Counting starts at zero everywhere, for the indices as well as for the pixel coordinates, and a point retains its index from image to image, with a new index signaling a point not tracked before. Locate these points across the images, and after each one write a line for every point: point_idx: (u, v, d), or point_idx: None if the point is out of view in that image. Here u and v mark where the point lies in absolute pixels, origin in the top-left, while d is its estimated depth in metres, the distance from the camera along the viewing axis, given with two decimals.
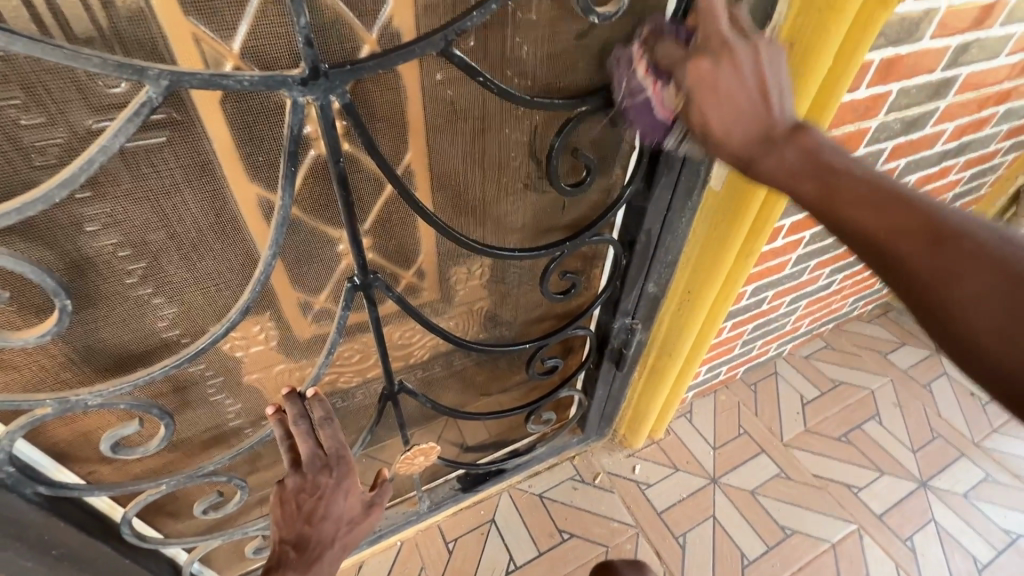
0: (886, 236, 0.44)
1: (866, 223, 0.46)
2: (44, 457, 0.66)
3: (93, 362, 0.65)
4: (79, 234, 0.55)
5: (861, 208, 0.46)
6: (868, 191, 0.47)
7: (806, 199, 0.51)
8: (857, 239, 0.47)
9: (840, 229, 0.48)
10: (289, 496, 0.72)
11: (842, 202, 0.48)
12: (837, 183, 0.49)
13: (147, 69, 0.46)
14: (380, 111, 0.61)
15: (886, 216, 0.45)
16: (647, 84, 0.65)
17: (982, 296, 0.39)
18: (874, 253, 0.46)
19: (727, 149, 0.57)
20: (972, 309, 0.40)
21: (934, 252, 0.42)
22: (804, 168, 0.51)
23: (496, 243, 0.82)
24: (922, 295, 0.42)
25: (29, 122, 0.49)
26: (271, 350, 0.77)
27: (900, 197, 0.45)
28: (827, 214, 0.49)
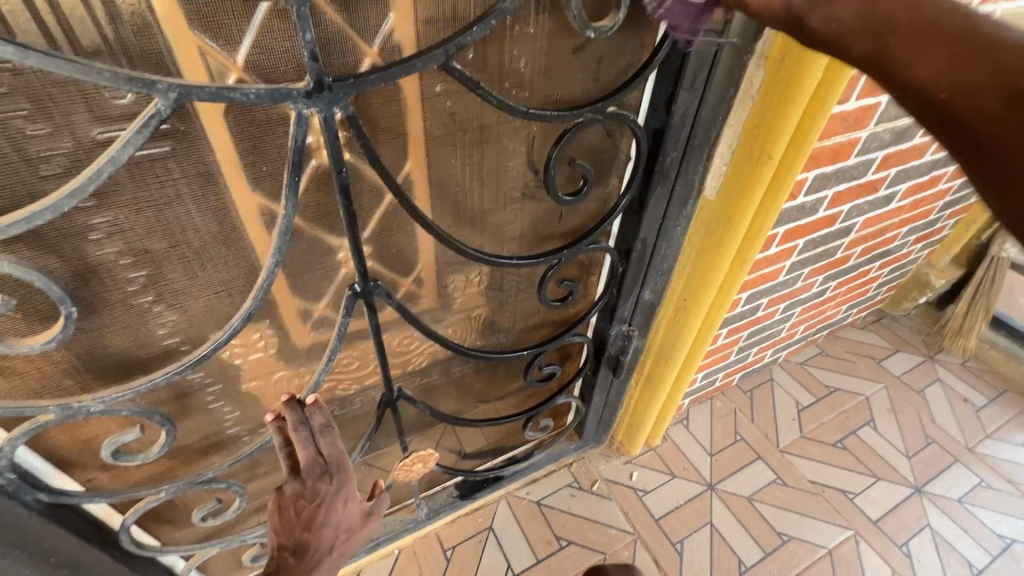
0: (948, 100, 0.38)
1: (925, 83, 0.39)
2: (45, 465, 0.66)
3: (95, 369, 0.65)
4: (83, 242, 0.56)
5: (927, 61, 0.39)
6: (938, 36, 0.38)
7: (855, 56, 0.43)
8: (916, 98, 0.40)
9: (896, 89, 0.41)
10: (288, 503, 0.72)
11: (901, 56, 0.40)
12: (898, 30, 0.40)
13: (156, 83, 0.47)
14: (381, 122, 0.62)
15: (956, 68, 0.37)
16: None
17: None
18: (933, 120, 0.39)
19: (766, 8, 0.48)
20: None
21: (1009, 113, 0.35)
22: (861, 14, 0.42)
23: (494, 251, 0.83)
24: (997, 168, 0.36)
25: (34, 133, 0.50)
26: (270, 357, 0.78)
27: (975, 44, 0.37)
28: (881, 69, 0.42)
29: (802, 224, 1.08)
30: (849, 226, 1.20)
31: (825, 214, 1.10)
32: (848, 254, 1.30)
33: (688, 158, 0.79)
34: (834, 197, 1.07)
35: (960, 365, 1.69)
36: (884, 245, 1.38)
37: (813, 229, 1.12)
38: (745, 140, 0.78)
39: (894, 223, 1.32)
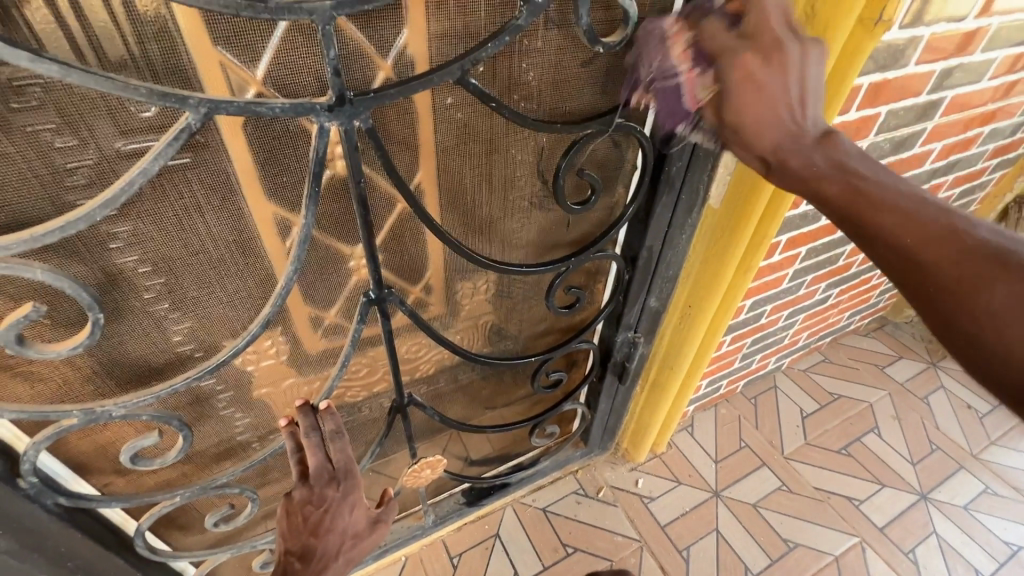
0: (912, 247, 0.49)
1: (891, 232, 0.50)
2: (64, 469, 0.68)
3: (112, 375, 0.66)
4: (105, 250, 0.57)
5: (889, 214, 0.51)
6: (897, 201, 0.51)
7: (831, 204, 0.55)
8: (884, 243, 0.51)
9: (864, 233, 0.52)
10: (295, 509, 0.74)
11: (869, 210, 0.52)
12: (865, 190, 0.53)
13: (188, 98, 0.49)
14: (395, 134, 0.64)
15: (914, 224, 0.49)
16: (680, 71, 0.61)
17: (1006, 303, 0.44)
18: (898, 262, 0.50)
19: (757, 144, 0.59)
20: (1002, 316, 0.44)
21: (960, 265, 0.46)
22: (833, 173, 0.55)
23: (502, 259, 0.85)
24: (950, 301, 0.46)
25: (62, 144, 0.51)
26: (282, 363, 0.79)
27: (924, 211, 0.49)
28: (852, 217, 0.53)
29: (804, 231, 1.09)
30: (851, 233, 1.21)
31: (827, 221, 1.11)
32: (850, 261, 1.32)
33: (693, 167, 0.80)
34: None
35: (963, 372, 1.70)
36: None
37: (815, 236, 1.13)
38: None
39: None
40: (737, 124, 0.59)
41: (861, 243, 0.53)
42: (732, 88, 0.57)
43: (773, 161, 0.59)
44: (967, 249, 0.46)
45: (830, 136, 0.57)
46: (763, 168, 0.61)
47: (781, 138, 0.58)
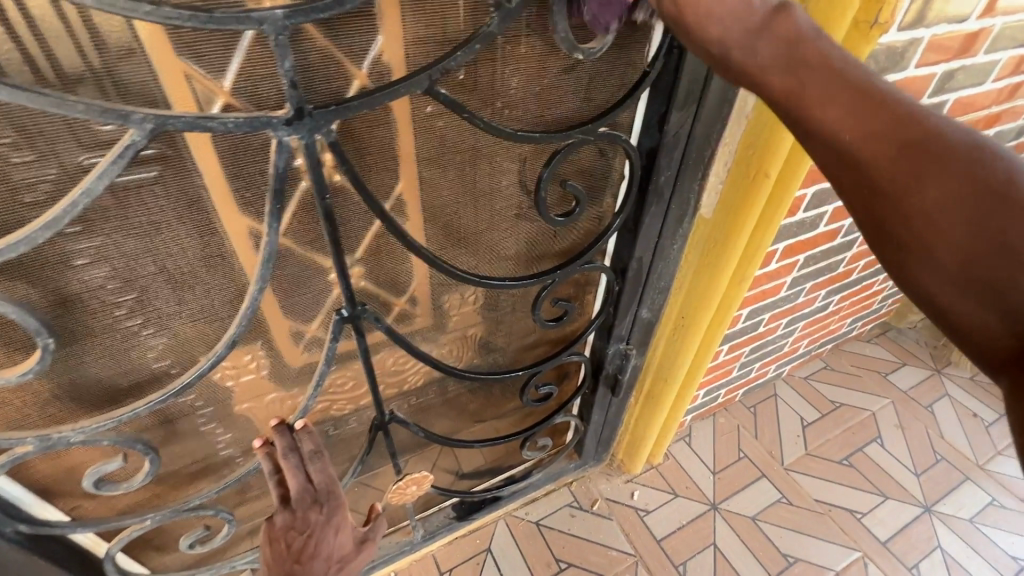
0: (853, 146, 0.42)
1: (834, 126, 0.43)
2: (27, 494, 0.65)
3: (78, 398, 0.64)
4: (67, 268, 0.55)
5: (832, 104, 0.43)
6: (844, 89, 0.43)
7: (773, 94, 0.46)
8: (825, 140, 0.44)
9: (803, 127, 0.45)
10: (278, 535, 0.72)
11: (814, 99, 0.44)
12: (807, 77, 0.44)
13: (131, 114, 0.46)
14: (369, 145, 0.62)
15: (861, 115, 0.42)
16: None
17: (942, 204, 0.39)
18: (838, 163, 0.44)
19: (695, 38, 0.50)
20: (936, 218, 0.39)
21: (899, 162, 0.41)
22: (779, 59, 0.46)
23: (488, 272, 0.82)
24: (886, 204, 0.42)
25: (19, 160, 0.49)
26: (263, 379, 0.76)
27: (870, 103, 0.42)
28: (795, 108, 0.45)
29: (802, 239, 1.06)
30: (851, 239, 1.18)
31: (827, 228, 1.08)
32: (851, 267, 1.28)
33: (682, 177, 0.78)
34: (835, 212, 1.06)
35: (968, 379, 1.66)
36: None
37: (814, 243, 1.10)
38: (741, 157, 0.77)
39: None
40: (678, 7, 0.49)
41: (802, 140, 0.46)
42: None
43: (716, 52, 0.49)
44: (911, 146, 0.41)
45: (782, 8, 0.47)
46: (709, 62, 0.51)
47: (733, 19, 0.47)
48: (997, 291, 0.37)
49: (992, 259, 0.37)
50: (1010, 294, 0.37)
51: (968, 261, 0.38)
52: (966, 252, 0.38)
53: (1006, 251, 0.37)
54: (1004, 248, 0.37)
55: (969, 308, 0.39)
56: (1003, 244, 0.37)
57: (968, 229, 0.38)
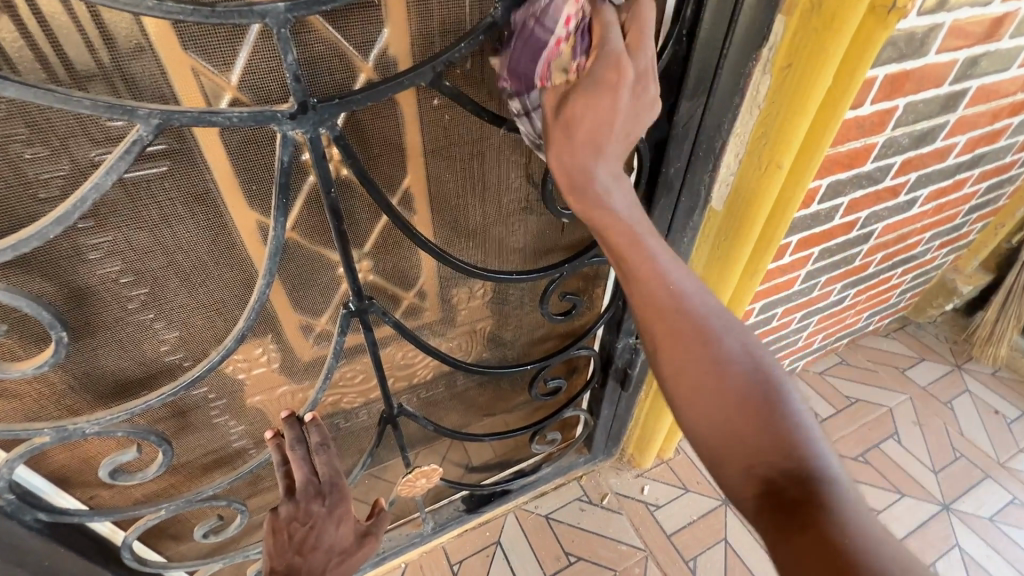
0: (665, 299, 0.49)
1: (652, 281, 0.50)
2: (45, 483, 0.67)
3: (94, 388, 0.65)
4: (81, 262, 0.56)
5: (652, 268, 0.51)
6: (660, 261, 0.51)
7: (614, 246, 0.53)
8: (641, 292, 0.51)
9: (627, 279, 0.52)
10: (281, 526, 0.71)
11: (641, 258, 0.51)
12: (639, 240, 0.52)
13: (137, 109, 0.46)
14: (374, 138, 0.62)
15: (668, 280, 0.50)
16: (557, 30, 0.50)
17: (720, 358, 0.46)
18: (650, 311, 0.50)
19: (562, 168, 0.54)
20: (714, 368, 0.46)
21: (693, 323, 0.48)
22: (621, 213, 0.53)
23: (496, 266, 0.82)
24: (680, 355, 0.48)
25: (33, 156, 0.50)
26: (273, 372, 0.77)
27: (676, 276, 0.51)
28: (624, 263, 0.52)
29: (816, 232, 1.04)
30: (868, 232, 1.16)
31: (843, 220, 1.06)
32: (868, 261, 1.26)
33: (693, 168, 0.76)
34: (851, 204, 1.04)
35: (990, 374, 1.63)
36: (906, 250, 1.34)
37: (830, 236, 1.08)
38: (753, 150, 0.76)
39: (915, 229, 1.28)
40: (574, 115, 0.52)
41: (626, 286, 0.53)
42: (593, 81, 0.51)
43: (579, 186, 0.54)
44: (701, 312, 0.49)
45: (622, 181, 0.55)
46: (566, 182, 0.55)
47: (594, 163, 0.54)
48: (750, 430, 0.43)
49: (747, 412, 0.44)
50: (762, 440, 0.42)
51: (730, 402, 0.44)
52: (731, 407, 0.44)
53: (761, 399, 0.44)
54: (757, 398, 0.44)
55: (734, 448, 0.43)
56: (756, 400, 0.44)
57: (734, 387, 0.45)
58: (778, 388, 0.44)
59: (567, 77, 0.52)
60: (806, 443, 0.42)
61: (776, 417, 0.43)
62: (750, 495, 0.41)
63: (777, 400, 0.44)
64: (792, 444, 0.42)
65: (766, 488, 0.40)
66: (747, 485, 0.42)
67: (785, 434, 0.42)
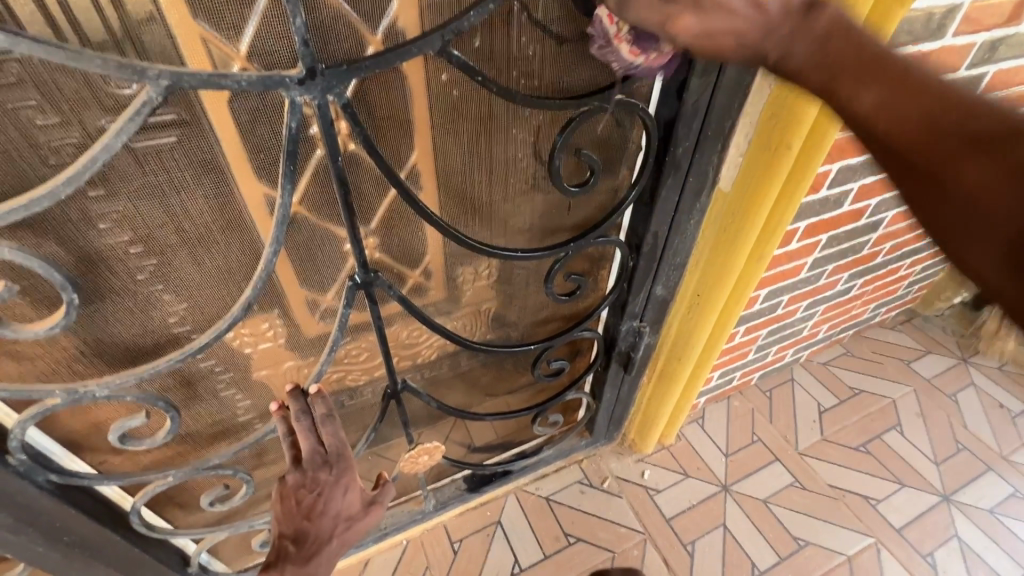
0: (895, 128, 0.42)
1: (869, 116, 0.44)
2: (57, 446, 0.69)
3: (102, 355, 0.66)
4: (90, 230, 0.56)
5: (868, 94, 0.44)
6: (879, 79, 0.43)
7: (817, 88, 0.47)
8: (863, 128, 0.45)
9: (842, 116, 0.46)
10: (289, 493, 0.73)
11: (850, 88, 0.45)
12: (843, 68, 0.45)
13: (147, 70, 0.46)
14: (382, 110, 0.61)
15: (891, 100, 0.42)
16: (635, 60, 0.60)
17: (978, 180, 0.37)
18: (885, 145, 0.43)
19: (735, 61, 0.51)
20: (975, 193, 0.38)
21: (935, 144, 0.40)
22: (814, 55, 0.47)
23: (502, 244, 0.82)
24: (929, 187, 0.41)
25: (43, 122, 0.50)
26: (279, 347, 0.78)
27: (908, 88, 0.42)
28: (834, 103, 0.46)
29: (825, 218, 1.03)
30: (878, 221, 1.15)
31: (852, 207, 1.05)
32: (877, 250, 1.25)
33: (701, 149, 0.76)
34: (861, 191, 1.02)
35: (997, 369, 1.62)
36: (916, 241, 1.32)
37: (838, 224, 1.07)
38: (763, 129, 0.75)
39: None
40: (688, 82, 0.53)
41: (847, 124, 0.46)
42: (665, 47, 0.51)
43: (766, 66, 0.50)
44: (949, 128, 0.39)
45: (807, 15, 0.48)
46: None
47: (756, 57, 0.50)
48: None
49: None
50: None
51: (1005, 239, 0.36)
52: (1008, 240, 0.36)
53: None
54: None
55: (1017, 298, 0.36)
56: None
57: (1006, 217, 0.36)
58: None
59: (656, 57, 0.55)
60: None
61: None
62: None
63: None
64: None
65: None
66: None
67: None
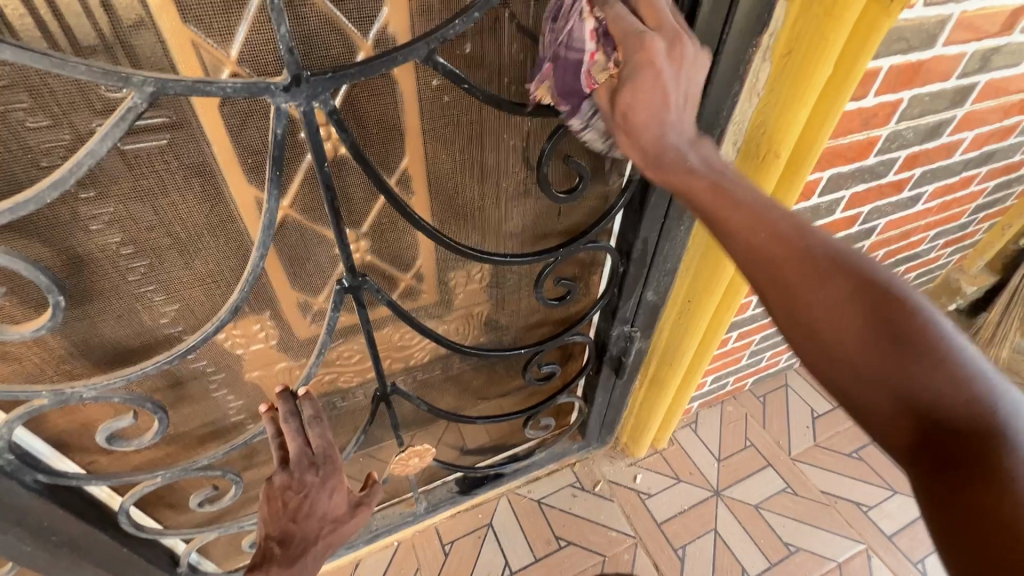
0: (768, 246, 0.48)
1: (744, 234, 0.49)
2: (45, 446, 0.69)
3: (92, 354, 0.67)
4: (80, 231, 0.57)
5: (742, 216, 0.49)
6: (750, 202, 0.50)
7: (698, 207, 0.52)
8: (732, 248, 0.50)
9: (717, 236, 0.51)
10: (276, 494, 0.72)
11: (728, 208, 0.50)
12: (725, 190, 0.51)
13: (132, 77, 0.47)
14: (371, 116, 0.62)
15: (759, 225, 0.49)
16: (587, 47, 0.56)
17: (838, 300, 0.45)
18: (754, 263, 0.49)
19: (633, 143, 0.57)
20: (834, 311, 0.45)
21: (799, 267, 0.47)
22: (701, 169, 0.53)
23: (493, 248, 0.83)
24: (791, 302, 0.47)
25: (35, 125, 0.51)
26: (270, 349, 0.78)
27: (776, 218, 0.49)
28: (711, 224, 0.52)
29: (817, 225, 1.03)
30: (870, 228, 1.15)
31: (844, 214, 1.05)
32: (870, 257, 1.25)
33: None
34: (854, 198, 1.03)
35: None
36: (909, 248, 1.33)
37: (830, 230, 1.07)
38: (752, 136, 0.75)
39: (920, 226, 1.27)
40: (628, 107, 0.55)
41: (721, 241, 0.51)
42: (632, 68, 0.53)
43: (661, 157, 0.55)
44: (812, 249, 0.47)
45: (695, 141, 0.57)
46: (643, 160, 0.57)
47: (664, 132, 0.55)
48: (888, 375, 0.42)
49: (879, 354, 0.42)
50: (904, 383, 0.41)
51: (859, 349, 0.43)
52: (863, 347, 0.43)
53: (891, 341, 0.42)
54: (893, 339, 0.42)
55: (875, 396, 0.42)
56: (887, 342, 0.42)
57: (858, 331, 0.44)
58: (911, 324, 0.42)
59: (609, 74, 0.56)
60: (955, 381, 0.40)
61: (916, 357, 0.41)
62: (900, 435, 0.41)
63: (910, 339, 0.42)
64: (940, 385, 0.40)
65: (917, 434, 0.40)
66: (894, 428, 0.41)
67: (928, 374, 0.40)
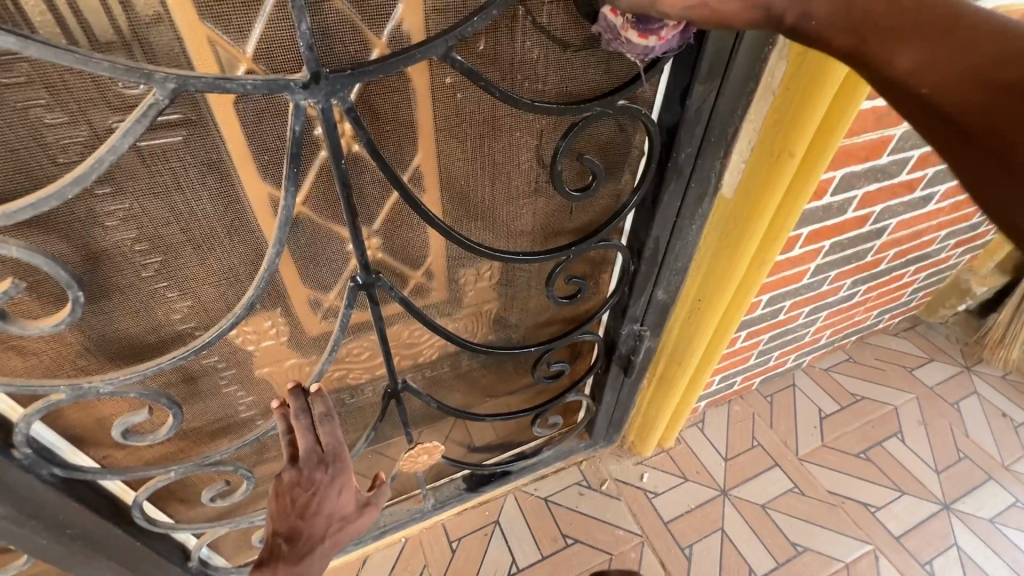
0: (948, 87, 0.37)
1: (913, 79, 0.39)
2: (61, 441, 0.70)
3: (107, 351, 0.67)
4: (97, 227, 0.57)
5: (912, 52, 0.38)
6: (923, 29, 0.38)
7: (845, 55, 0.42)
8: (897, 93, 0.40)
9: (875, 80, 0.41)
10: (284, 490, 0.73)
11: (885, 49, 0.40)
12: (884, 19, 0.40)
13: (154, 73, 0.47)
14: (385, 114, 0.62)
15: (936, 60, 0.38)
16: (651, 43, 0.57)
17: None
18: (925, 113, 0.39)
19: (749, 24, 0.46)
20: None
21: (992, 104, 0.36)
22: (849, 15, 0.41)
23: (503, 247, 0.83)
24: (977, 153, 0.37)
25: (52, 121, 0.51)
26: (282, 345, 0.79)
27: (962, 44, 0.37)
28: (867, 66, 0.41)
29: (828, 225, 1.03)
30: (881, 228, 1.14)
31: (855, 214, 1.05)
32: (880, 257, 1.25)
33: (704, 154, 0.76)
34: (865, 198, 1.02)
35: (1000, 378, 1.61)
36: (920, 248, 1.32)
37: (841, 230, 1.07)
38: (766, 136, 0.75)
39: (931, 226, 1.26)
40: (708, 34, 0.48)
41: (881, 88, 0.41)
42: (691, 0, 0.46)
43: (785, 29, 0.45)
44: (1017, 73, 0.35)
45: None
46: None
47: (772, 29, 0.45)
48: None
49: None
50: None
51: None
52: None
53: None
54: None
55: None
56: None
57: None
58: None
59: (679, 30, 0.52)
60: None
61: None
62: None
63: None
64: None
65: None
66: None
67: None
